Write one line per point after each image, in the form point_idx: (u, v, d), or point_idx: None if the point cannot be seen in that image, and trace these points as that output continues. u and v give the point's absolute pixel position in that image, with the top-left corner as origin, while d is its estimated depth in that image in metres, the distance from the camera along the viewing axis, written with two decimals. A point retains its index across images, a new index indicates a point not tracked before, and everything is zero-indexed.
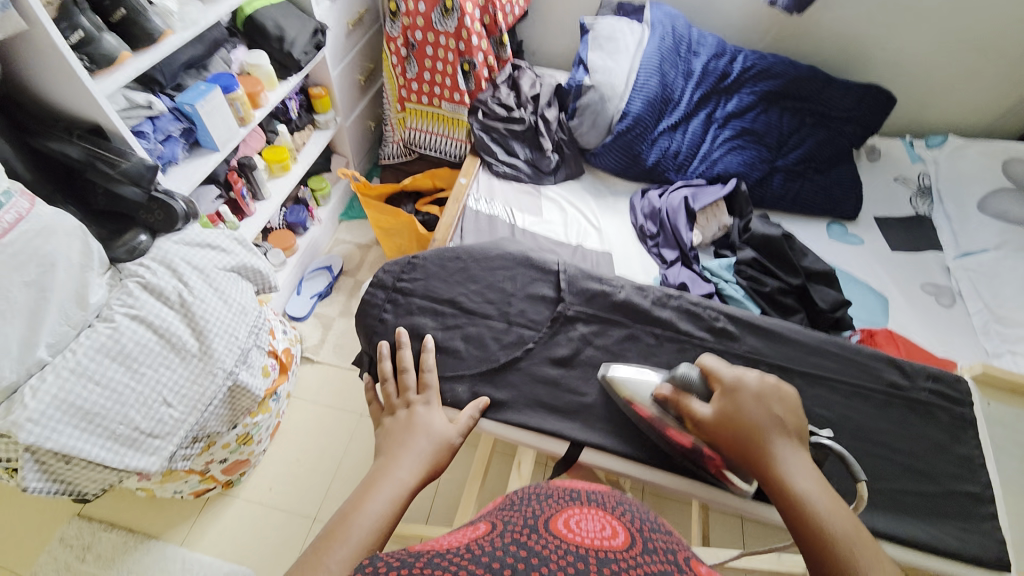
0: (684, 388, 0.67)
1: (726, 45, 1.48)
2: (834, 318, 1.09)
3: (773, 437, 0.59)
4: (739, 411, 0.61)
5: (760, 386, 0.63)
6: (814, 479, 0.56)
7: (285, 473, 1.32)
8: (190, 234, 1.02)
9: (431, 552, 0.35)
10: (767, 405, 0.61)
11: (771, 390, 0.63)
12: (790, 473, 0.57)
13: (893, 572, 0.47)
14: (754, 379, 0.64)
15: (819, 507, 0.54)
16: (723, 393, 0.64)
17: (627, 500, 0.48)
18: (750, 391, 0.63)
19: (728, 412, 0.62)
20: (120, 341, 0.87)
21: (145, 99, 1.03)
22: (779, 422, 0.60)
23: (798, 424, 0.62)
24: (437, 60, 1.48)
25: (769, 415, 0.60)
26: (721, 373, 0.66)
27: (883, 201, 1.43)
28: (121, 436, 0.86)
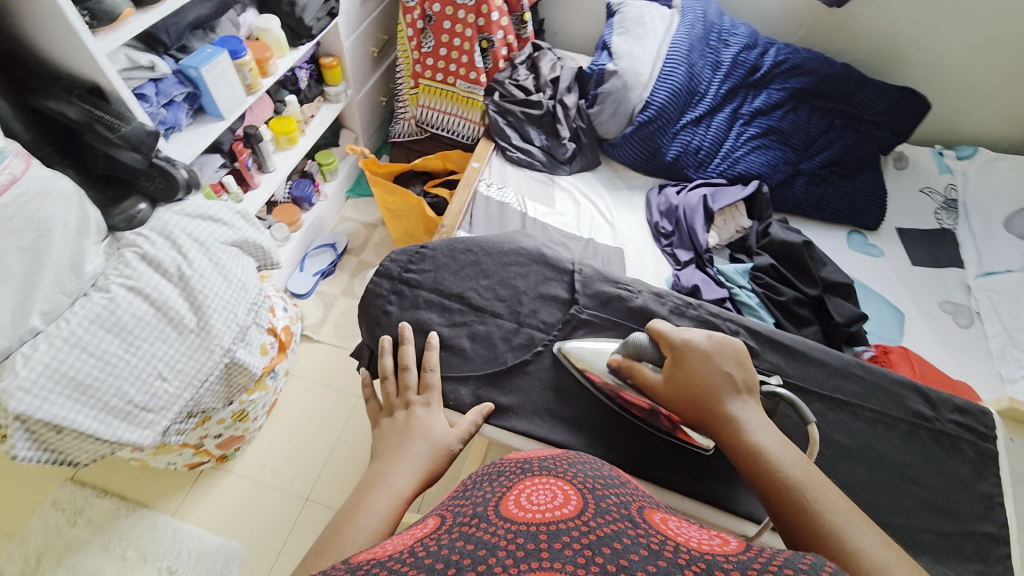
0: (637, 353, 0.68)
1: (759, 37, 1.42)
2: (848, 333, 1.06)
3: (724, 397, 0.60)
4: (688, 373, 0.62)
5: (708, 345, 0.64)
6: (767, 428, 0.58)
7: (280, 452, 1.31)
8: (191, 205, 0.99)
9: (372, 563, 0.33)
10: (715, 363, 0.62)
11: (719, 348, 0.64)
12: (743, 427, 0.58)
13: (845, 506, 0.50)
14: (703, 339, 0.65)
15: (773, 457, 0.55)
16: (672, 357, 0.65)
17: (579, 461, 0.51)
18: (698, 350, 0.64)
19: (679, 376, 0.63)
20: (116, 312, 0.85)
21: (147, 60, 0.98)
22: (727, 378, 0.61)
23: (747, 377, 0.63)
24: (455, 36, 1.42)
25: (717, 373, 0.62)
26: (670, 336, 0.66)
27: (908, 212, 1.38)
28: (115, 409, 0.84)
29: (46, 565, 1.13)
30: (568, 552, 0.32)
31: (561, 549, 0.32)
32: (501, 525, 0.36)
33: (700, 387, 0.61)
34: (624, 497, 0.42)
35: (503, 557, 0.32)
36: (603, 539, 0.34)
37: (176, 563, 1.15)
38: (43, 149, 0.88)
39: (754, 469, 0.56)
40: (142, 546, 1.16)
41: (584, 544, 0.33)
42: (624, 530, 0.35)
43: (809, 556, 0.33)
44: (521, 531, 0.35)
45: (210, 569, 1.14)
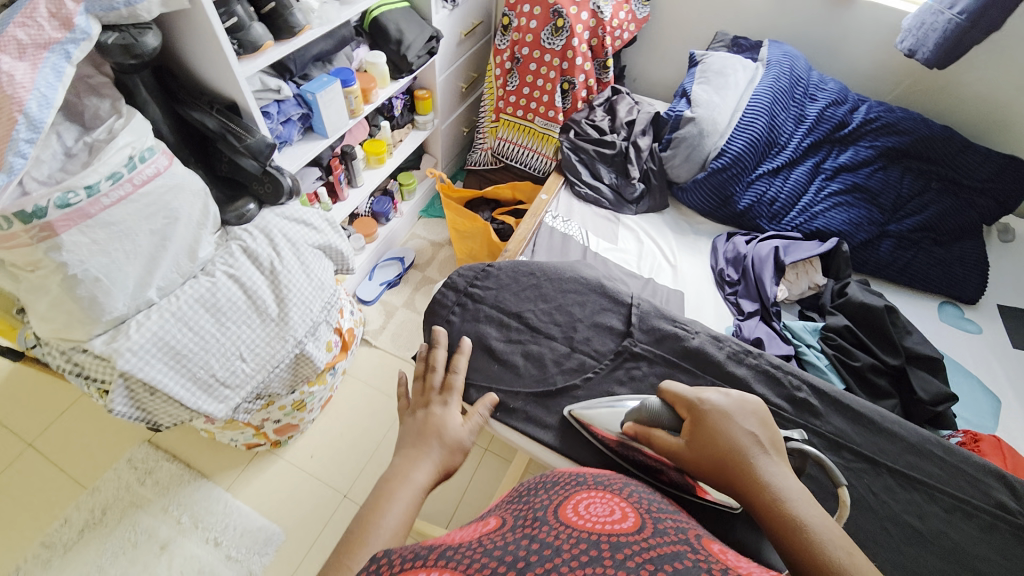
0: (651, 418, 0.64)
1: (849, 94, 1.39)
2: (934, 412, 0.97)
3: (755, 458, 0.56)
4: (712, 433, 0.58)
5: (728, 405, 0.61)
6: (801, 495, 0.53)
7: (328, 444, 1.38)
8: (291, 209, 1.12)
9: (442, 547, 0.38)
10: (741, 423, 0.59)
11: (740, 408, 0.61)
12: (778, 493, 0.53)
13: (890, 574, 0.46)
14: (722, 400, 0.62)
15: (817, 530, 0.49)
16: (692, 416, 0.61)
17: (634, 484, 0.52)
18: (718, 409, 0.61)
19: (701, 436, 0.59)
20: (216, 295, 0.96)
21: (275, 84, 1.14)
22: (754, 439, 0.58)
23: (774, 439, 0.59)
24: (539, 77, 1.51)
25: (745, 433, 0.58)
26: (686, 396, 0.63)
27: (1012, 290, 1.24)
28: (200, 380, 0.94)
29: (110, 518, 1.25)
30: (631, 562, 0.36)
31: (623, 560, 0.36)
32: (562, 529, 0.40)
33: (727, 447, 0.57)
34: (683, 525, 0.44)
35: (566, 560, 0.36)
36: (663, 556, 0.37)
37: (223, 535, 1.23)
38: (182, 150, 1.04)
39: (794, 545, 0.49)
40: (196, 514, 1.26)
41: (645, 558, 0.36)
42: (685, 552, 0.38)
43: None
44: (582, 539, 0.39)
45: (251, 547, 1.21)
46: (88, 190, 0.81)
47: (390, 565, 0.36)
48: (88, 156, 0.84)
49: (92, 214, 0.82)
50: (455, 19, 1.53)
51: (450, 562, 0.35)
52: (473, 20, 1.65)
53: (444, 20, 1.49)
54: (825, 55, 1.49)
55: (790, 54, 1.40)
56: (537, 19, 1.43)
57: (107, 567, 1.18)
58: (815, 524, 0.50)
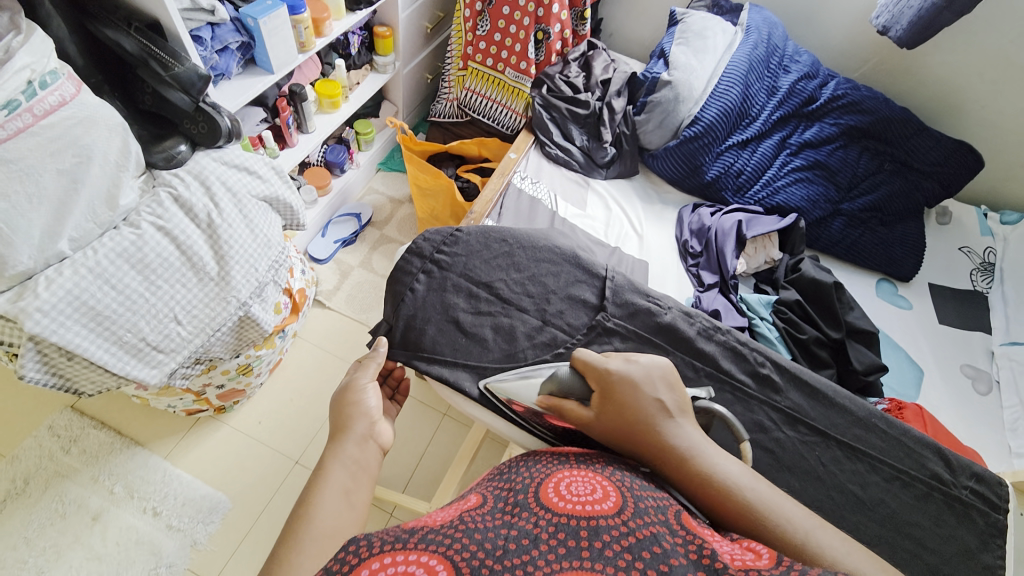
0: (562, 390, 0.63)
1: (820, 68, 1.39)
2: (864, 381, 1.04)
3: (664, 424, 0.56)
4: (624, 403, 0.58)
5: (638, 373, 0.60)
6: (709, 448, 0.55)
7: (278, 412, 1.32)
8: (229, 154, 0.99)
9: (426, 529, 0.40)
10: (649, 391, 0.59)
11: (650, 375, 0.60)
12: (689, 451, 0.54)
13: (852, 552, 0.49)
14: (632, 367, 0.61)
15: (728, 480, 0.52)
16: (602, 390, 0.60)
17: (621, 469, 0.53)
18: (628, 379, 0.59)
19: (611, 409, 0.58)
20: (143, 249, 0.85)
21: (208, 3, 0.97)
22: (662, 405, 0.57)
23: (681, 401, 0.60)
24: (511, 23, 1.40)
25: (652, 400, 0.58)
26: (595, 365, 0.62)
27: (943, 270, 1.34)
28: (128, 344, 0.85)
29: (34, 488, 1.15)
30: (609, 554, 0.38)
31: (602, 550, 0.38)
32: (541, 516, 0.41)
33: (637, 418, 0.57)
34: (662, 502, 0.46)
35: (546, 551, 0.37)
36: (641, 543, 0.39)
37: (162, 504, 1.17)
38: (94, 77, 0.88)
39: (709, 497, 0.52)
40: (131, 483, 1.18)
41: (624, 547, 0.38)
42: (665, 535, 0.40)
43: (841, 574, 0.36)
44: (562, 526, 0.40)
45: (195, 516, 1.16)
46: None
47: (369, 549, 0.37)
48: None
49: None
50: None
51: (435, 545, 0.37)
52: None
53: None
54: (803, 25, 1.47)
55: (769, 21, 1.37)
56: None
57: (34, 539, 1.10)
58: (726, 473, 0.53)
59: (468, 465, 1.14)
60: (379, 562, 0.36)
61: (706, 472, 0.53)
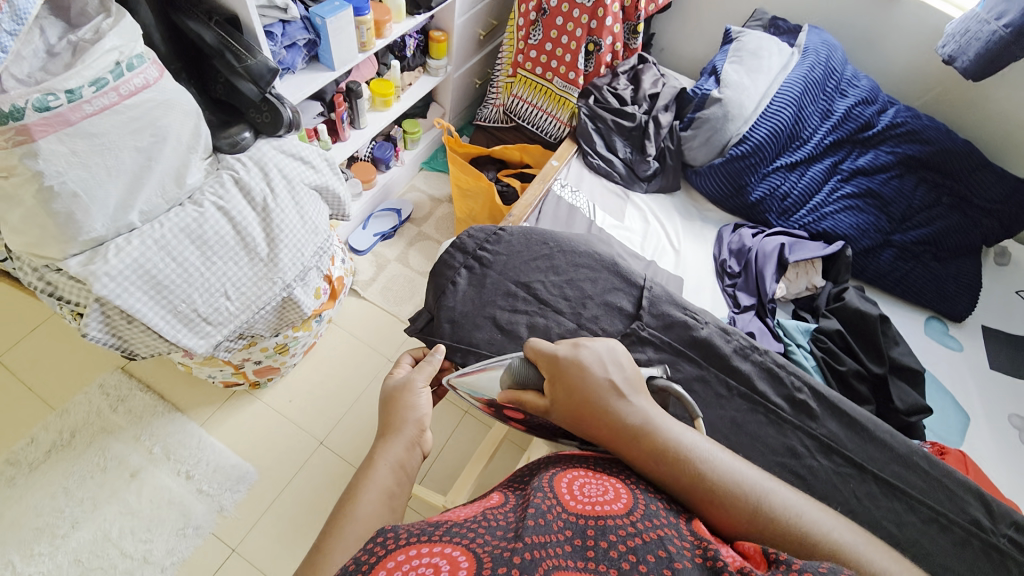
0: (519, 379, 0.63)
1: (880, 94, 1.35)
2: (906, 421, 1.00)
3: (614, 401, 0.56)
4: (574, 388, 0.57)
5: (587, 356, 0.59)
6: (660, 422, 0.54)
7: (307, 393, 1.36)
8: (289, 143, 1.04)
9: (449, 524, 0.42)
10: (597, 374, 0.58)
11: (601, 357, 0.59)
12: (641, 426, 0.54)
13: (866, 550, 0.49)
14: (583, 350, 0.60)
15: (680, 448, 0.52)
16: (552, 378, 0.59)
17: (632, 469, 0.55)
18: (577, 363, 0.59)
19: (561, 392, 0.58)
20: (203, 226, 0.91)
21: (282, 2, 1.03)
22: (611, 385, 0.57)
23: (635, 378, 0.59)
24: (564, 34, 1.42)
25: (600, 382, 0.57)
26: (543, 352, 0.61)
27: (998, 313, 1.27)
28: (181, 313, 0.90)
29: (79, 441, 1.23)
30: (614, 552, 0.39)
31: (608, 550, 0.40)
32: (553, 508, 0.44)
33: (585, 399, 0.56)
34: (672, 509, 0.48)
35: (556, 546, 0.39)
36: (647, 545, 0.40)
37: (195, 469, 1.23)
38: (173, 64, 0.96)
39: (661, 467, 0.52)
40: (168, 445, 1.25)
41: (629, 546, 0.40)
42: (671, 537, 0.42)
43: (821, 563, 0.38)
44: (572, 523, 0.42)
45: (222, 483, 1.21)
46: (69, 94, 0.75)
47: (395, 541, 0.40)
48: (72, 57, 0.79)
49: (74, 122, 0.76)
50: None
51: (456, 538, 0.40)
52: None
53: None
54: (864, 50, 1.43)
55: (828, 43, 1.34)
56: None
57: (73, 490, 1.17)
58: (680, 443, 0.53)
59: (486, 464, 1.15)
60: (403, 555, 0.38)
61: (657, 446, 0.53)
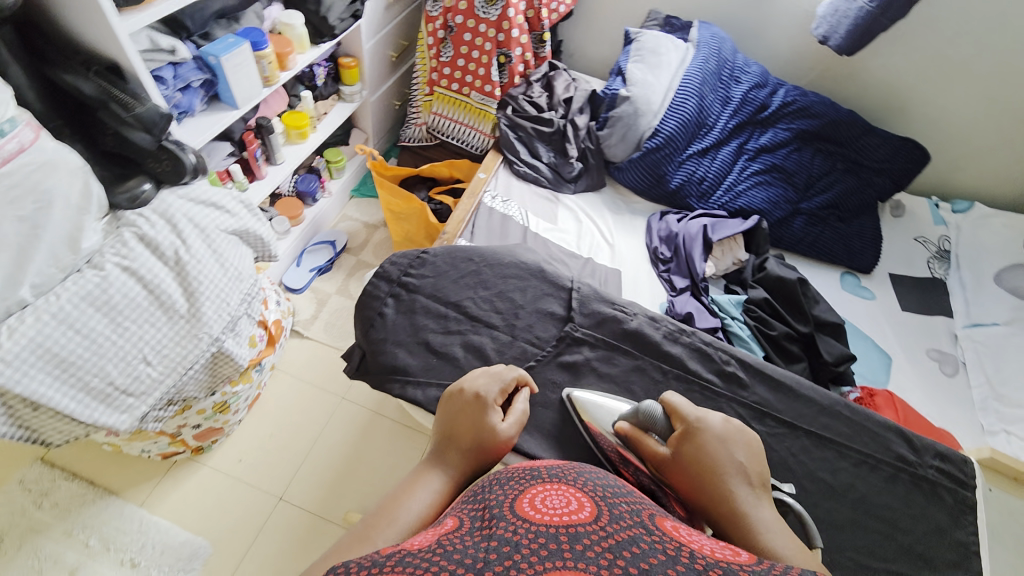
0: (646, 425, 0.64)
1: (769, 78, 1.45)
2: (836, 372, 1.08)
3: (737, 488, 0.54)
4: (703, 453, 0.57)
5: (723, 429, 0.60)
6: (781, 530, 0.51)
7: (257, 447, 1.28)
8: (197, 191, 0.98)
9: (399, 553, 0.36)
10: (730, 450, 0.57)
11: (734, 434, 0.60)
12: (760, 529, 0.51)
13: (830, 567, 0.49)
14: (718, 421, 0.61)
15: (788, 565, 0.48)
16: (682, 435, 0.60)
17: (587, 473, 0.51)
18: (713, 432, 0.59)
19: (690, 455, 0.57)
20: (108, 291, 0.84)
21: (168, 44, 0.97)
22: (741, 468, 0.56)
23: (762, 475, 0.57)
24: (473, 49, 1.45)
25: (732, 461, 0.56)
26: (683, 411, 0.62)
27: (901, 260, 1.40)
28: (95, 390, 0.83)
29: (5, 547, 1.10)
30: (591, 553, 0.34)
31: (584, 551, 0.35)
32: (518, 526, 0.38)
33: (712, 469, 0.56)
34: (634, 506, 0.44)
35: (528, 554, 0.34)
36: (621, 543, 0.36)
37: (140, 554, 1.12)
38: (54, 121, 0.87)
39: None
40: (106, 535, 1.13)
41: (605, 547, 0.35)
42: (641, 534, 0.38)
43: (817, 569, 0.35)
44: (542, 533, 0.37)
45: (174, 564, 1.11)
46: None
47: None
48: None
49: None
50: None
51: (410, 565, 0.33)
52: None
53: None
54: (751, 38, 1.54)
55: (718, 36, 1.44)
56: None
57: None
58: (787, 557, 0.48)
59: None
60: None
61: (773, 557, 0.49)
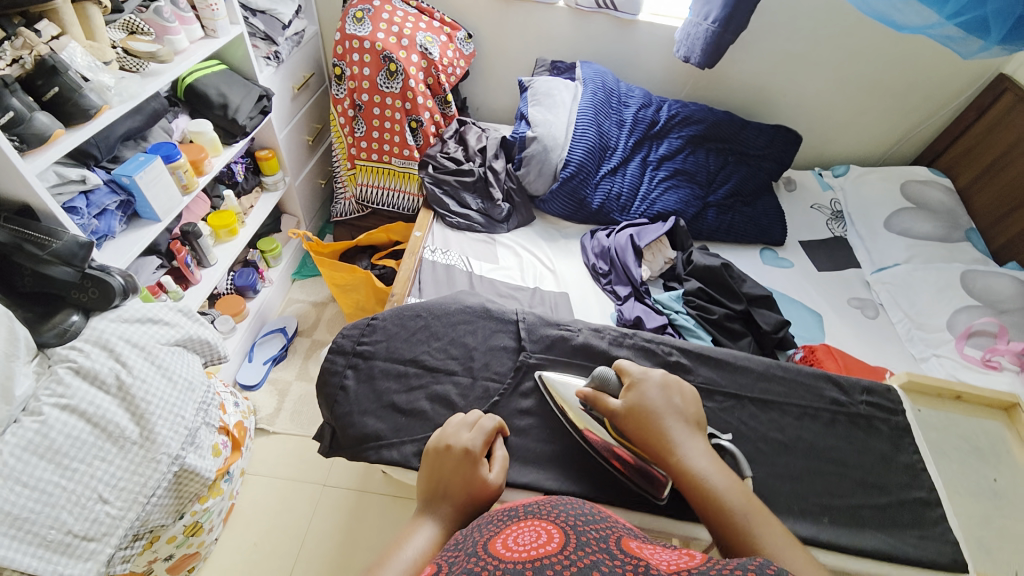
0: (602, 386, 0.72)
1: (651, 97, 1.63)
2: (777, 338, 1.18)
3: (673, 424, 0.64)
4: (646, 400, 0.67)
5: (663, 379, 0.70)
6: (706, 453, 0.62)
7: (241, 563, 1.19)
8: (128, 310, 0.96)
9: None
10: (667, 394, 0.68)
11: (671, 384, 0.70)
12: (685, 456, 0.61)
13: (758, 510, 0.56)
14: (658, 374, 0.71)
15: (720, 487, 0.57)
16: (631, 386, 0.69)
17: (563, 502, 0.50)
18: (655, 383, 0.69)
19: (637, 403, 0.67)
20: (50, 436, 0.79)
21: (78, 174, 0.96)
22: (677, 409, 0.66)
23: (695, 415, 0.68)
24: (385, 120, 1.54)
25: (669, 403, 0.66)
26: (631, 369, 0.72)
27: (806, 228, 1.58)
28: (53, 542, 0.76)
29: None
30: None
31: None
32: (486, 568, 0.38)
33: (654, 414, 0.65)
34: (604, 531, 0.45)
35: None
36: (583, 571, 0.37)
37: None
38: None
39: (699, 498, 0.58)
40: None
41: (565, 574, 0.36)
42: (605, 560, 0.39)
43: (756, 559, 0.37)
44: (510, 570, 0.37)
45: None
46: None
47: None
48: None
49: None
50: (282, 76, 1.48)
51: None
52: (303, 73, 1.61)
53: (270, 78, 1.42)
54: (628, 67, 1.74)
55: (599, 71, 1.60)
56: (369, 67, 1.47)
57: None
58: (716, 480, 0.58)
59: None
60: None
61: (696, 476, 0.59)
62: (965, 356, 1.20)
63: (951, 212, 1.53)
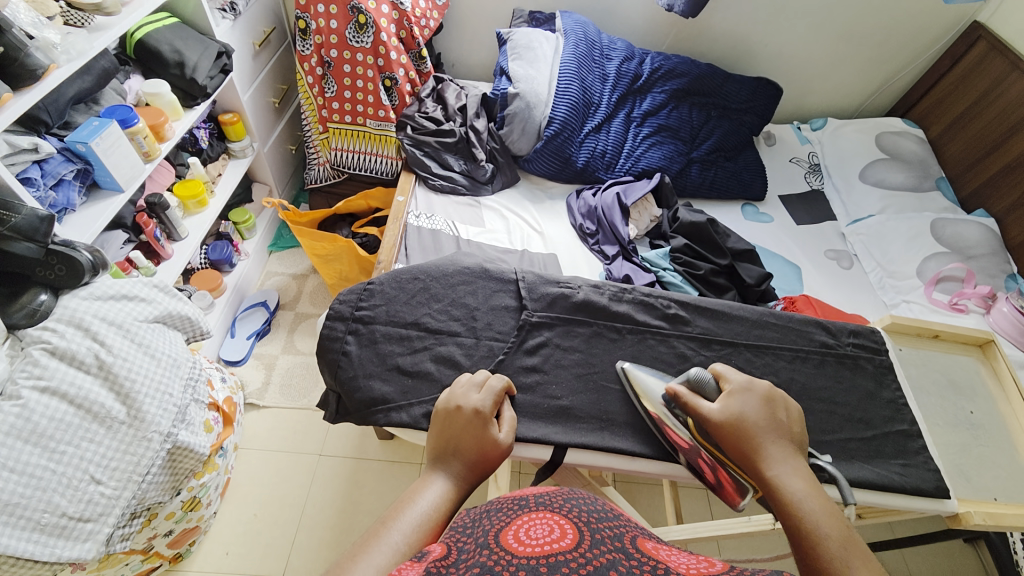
0: (696, 386, 0.69)
1: (634, 49, 1.58)
2: (760, 290, 1.22)
3: (770, 440, 0.61)
4: (745, 411, 0.64)
5: (767, 392, 0.67)
6: (803, 475, 0.57)
7: (244, 534, 1.20)
8: (101, 287, 0.91)
9: None
10: (767, 410, 0.64)
11: (772, 399, 0.66)
12: (777, 471, 0.58)
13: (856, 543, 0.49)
14: (761, 387, 0.67)
15: (815, 513, 0.53)
16: (728, 394, 0.67)
17: (575, 496, 0.46)
18: (757, 395, 0.66)
19: (733, 410, 0.64)
20: (32, 419, 0.76)
21: (29, 142, 0.89)
22: (777, 427, 0.63)
23: (796, 437, 0.64)
24: (357, 78, 1.45)
25: (767, 417, 0.63)
26: (731, 376, 0.69)
27: (785, 182, 1.60)
28: (48, 525, 0.75)
29: None
30: None
31: None
32: (496, 563, 0.35)
33: (753, 427, 0.62)
34: (618, 529, 0.41)
35: None
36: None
37: None
38: None
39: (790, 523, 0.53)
40: None
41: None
42: (619, 562, 0.35)
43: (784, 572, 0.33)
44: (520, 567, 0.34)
45: None
46: None
47: None
48: None
49: None
50: (240, 30, 1.37)
51: None
52: (264, 27, 1.49)
53: (228, 32, 1.31)
54: (609, 18, 1.67)
55: (580, 21, 1.53)
56: (336, 19, 1.37)
57: None
58: (810, 505, 0.54)
59: None
60: None
61: (788, 495, 0.56)
62: (933, 300, 1.28)
63: (924, 162, 1.58)
